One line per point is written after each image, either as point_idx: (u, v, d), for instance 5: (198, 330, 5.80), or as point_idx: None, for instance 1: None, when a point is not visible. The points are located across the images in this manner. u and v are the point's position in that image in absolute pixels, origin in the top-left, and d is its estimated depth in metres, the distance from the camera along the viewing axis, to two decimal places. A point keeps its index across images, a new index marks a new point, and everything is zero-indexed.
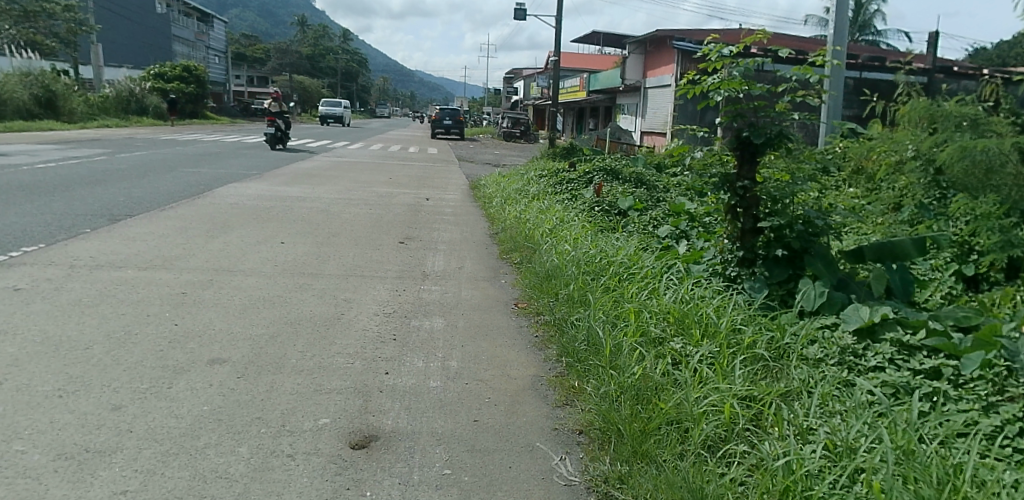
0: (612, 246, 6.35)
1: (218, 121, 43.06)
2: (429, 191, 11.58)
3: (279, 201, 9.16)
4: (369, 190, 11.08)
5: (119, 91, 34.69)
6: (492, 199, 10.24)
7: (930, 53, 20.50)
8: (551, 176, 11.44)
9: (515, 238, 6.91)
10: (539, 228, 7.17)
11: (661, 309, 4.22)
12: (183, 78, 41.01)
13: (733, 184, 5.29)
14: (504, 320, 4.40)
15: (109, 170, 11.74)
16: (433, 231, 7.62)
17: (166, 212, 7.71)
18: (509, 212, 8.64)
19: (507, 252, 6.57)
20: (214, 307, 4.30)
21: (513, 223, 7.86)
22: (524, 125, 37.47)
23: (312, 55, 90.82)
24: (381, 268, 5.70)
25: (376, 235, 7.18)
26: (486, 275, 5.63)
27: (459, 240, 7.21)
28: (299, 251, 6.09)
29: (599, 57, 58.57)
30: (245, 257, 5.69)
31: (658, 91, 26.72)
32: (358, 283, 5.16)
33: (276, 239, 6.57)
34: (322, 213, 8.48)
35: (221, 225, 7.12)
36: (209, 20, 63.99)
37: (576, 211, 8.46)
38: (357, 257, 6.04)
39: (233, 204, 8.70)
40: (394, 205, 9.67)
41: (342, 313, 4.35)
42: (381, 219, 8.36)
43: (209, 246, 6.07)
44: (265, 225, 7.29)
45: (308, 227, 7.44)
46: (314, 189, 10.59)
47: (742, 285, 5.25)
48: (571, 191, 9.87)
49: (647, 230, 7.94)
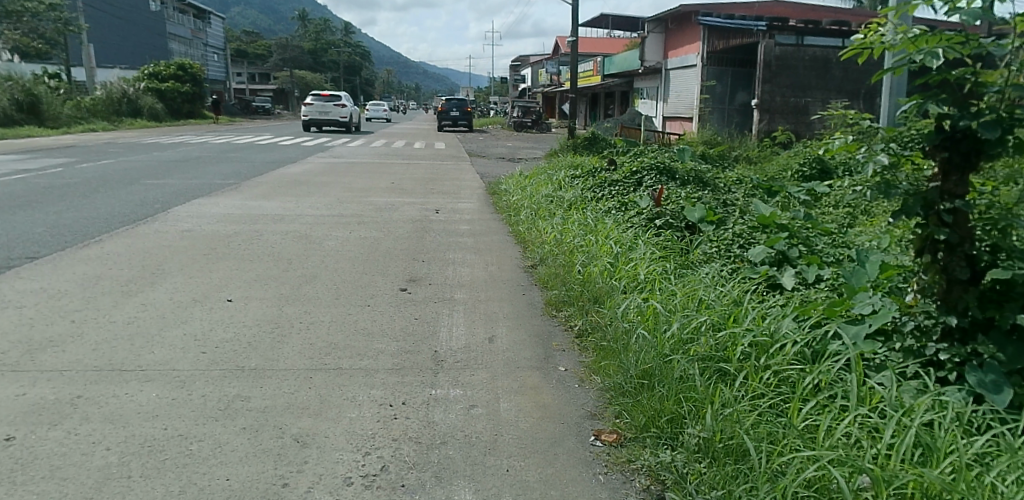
0: (714, 291, 4.39)
1: (215, 121, 40.94)
2: (439, 200, 9.57)
3: (247, 224, 7.17)
4: (363, 202, 9.08)
5: (109, 92, 32.70)
6: (518, 211, 8.17)
7: None
8: (588, 177, 9.31)
9: (566, 277, 4.91)
10: (595, 259, 5.15)
11: (890, 471, 2.21)
12: (178, 78, 38.95)
13: (934, 206, 3.18)
14: (587, 484, 2.40)
15: (53, 186, 9.75)
16: (447, 267, 5.60)
17: (86, 251, 5.71)
18: (547, 230, 6.63)
19: (556, 303, 4.47)
20: (44, 488, 2.28)
21: (553, 250, 5.85)
22: (535, 114, 35.27)
23: (314, 50, 89.08)
24: (368, 350, 3.63)
25: (365, 279, 5.13)
26: (531, 358, 3.60)
27: (484, 282, 5.16)
28: (245, 323, 4.01)
29: (610, 40, 56.29)
30: (156, 342, 3.64)
31: (681, 72, 24.50)
32: (328, 393, 3.09)
33: (217, 295, 4.51)
34: (300, 240, 6.49)
35: (153, 270, 5.13)
36: (206, 16, 61.75)
37: (632, 227, 6.46)
38: (333, 329, 3.95)
39: (186, 230, 6.73)
40: (397, 222, 7.66)
41: (285, 488, 2.32)
42: (377, 246, 6.37)
43: (115, 316, 4.05)
44: (215, 267, 5.28)
45: (276, 265, 5.41)
46: (297, 204, 8.60)
47: (956, 378, 3.16)
48: (620, 196, 7.84)
49: (730, 253, 5.99)
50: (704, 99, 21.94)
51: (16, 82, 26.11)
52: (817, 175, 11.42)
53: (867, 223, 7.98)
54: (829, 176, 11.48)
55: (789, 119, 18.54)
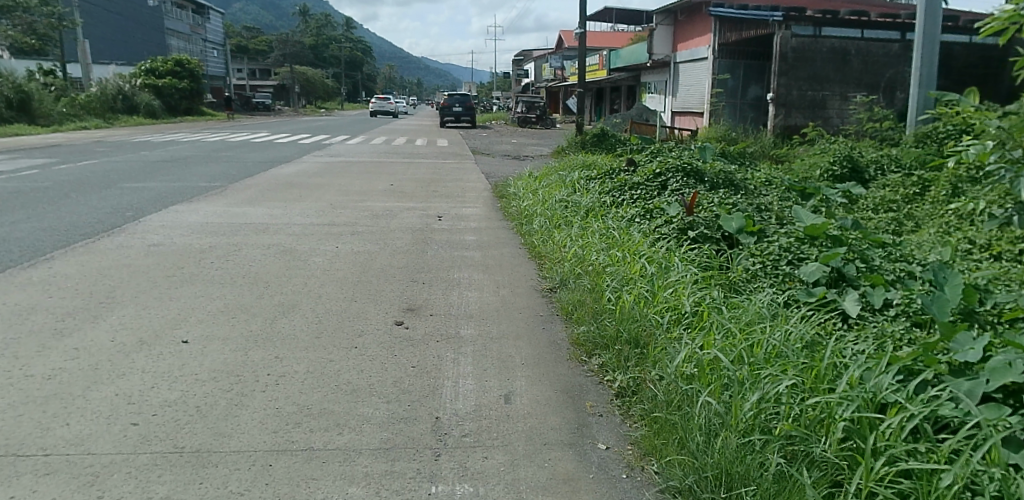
0: (779, 331, 3.58)
1: (213, 117, 40.02)
2: (441, 205, 8.77)
3: (224, 235, 6.37)
4: (358, 207, 8.28)
5: (103, 88, 31.79)
6: (529, 219, 7.34)
7: None
8: (605, 178, 8.47)
9: (595, 308, 4.09)
10: (629, 285, 4.32)
11: None
12: (175, 73, 38.10)
13: None
14: None
15: (21, 190, 8.97)
16: (453, 290, 4.79)
17: (30, 272, 4.90)
18: (565, 244, 5.84)
19: (585, 346, 3.65)
20: None
21: (574, 270, 5.03)
22: (539, 109, 34.40)
23: (315, 45, 88.24)
24: (350, 418, 2.80)
25: (353, 308, 4.30)
26: (560, 428, 2.80)
27: (494, 311, 4.34)
28: (196, 375, 3.18)
29: (615, 34, 55.47)
30: (75, 408, 2.82)
31: (690, 65, 23.62)
32: (291, 493, 2.28)
33: (169, 335, 3.69)
34: (283, 256, 5.68)
35: (99, 297, 4.31)
36: (205, 11, 60.95)
37: (663, 242, 5.64)
38: (309, 385, 3.11)
39: (154, 243, 5.93)
40: (394, 232, 6.88)
41: None
42: (371, 261, 5.57)
43: (36, 367, 3.23)
44: (176, 294, 4.45)
45: (249, 290, 4.60)
46: (285, 211, 7.79)
47: None
48: (644, 201, 7.01)
49: (778, 272, 5.17)
50: (716, 93, 21.04)
51: (6, 77, 25.30)
52: (849, 175, 10.62)
53: (918, 237, 7.21)
54: (860, 176, 10.67)
55: (806, 114, 17.62)
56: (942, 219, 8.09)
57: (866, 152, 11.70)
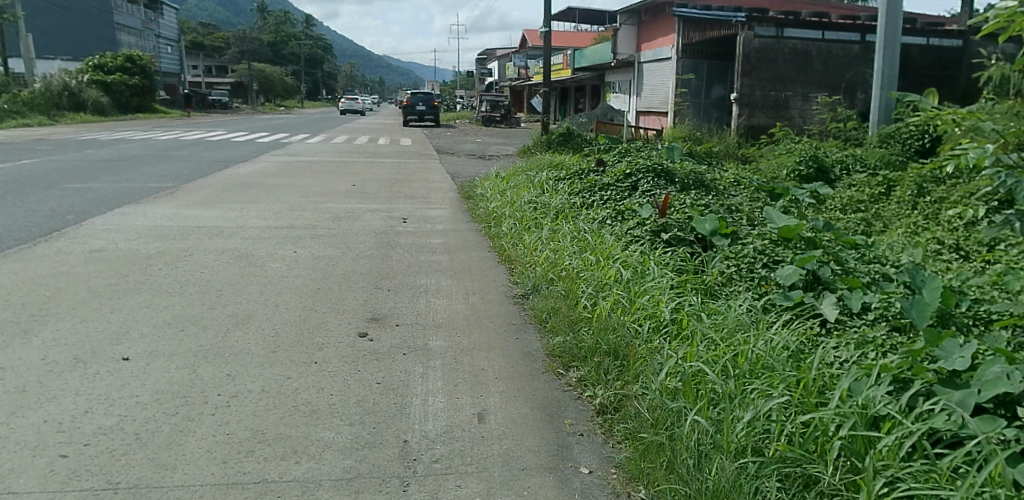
0: (763, 339, 3.43)
1: (167, 115, 38.87)
2: (406, 206, 8.51)
3: (174, 240, 6.02)
4: (318, 209, 7.98)
5: (49, 84, 30.55)
6: (498, 221, 7.13)
7: (967, 14, 17.96)
8: (575, 179, 8.30)
9: (571, 317, 3.89)
10: (604, 292, 4.14)
11: None
12: (126, 70, 36.86)
13: None
14: None
15: None
16: (420, 297, 4.56)
17: None
18: (535, 248, 5.64)
19: (562, 359, 3.45)
20: None
21: (547, 276, 4.83)
22: (503, 109, 34.18)
23: (274, 42, 86.63)
24: (310, 444, 2.55)
25: (313, 319, 4.03)
26: (539, 450, 2.60)
27: (464, 320, 4.11)
28: (137, 398, 2.89)
29: (578, 33, 55.61)
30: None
31: (654, 65, 23.68)
32: None
33: (108, 352, 3.38)
34: (237, 261, 5.37)
35: (31, 310, 3.97)
36: (159, 6, 59.25)
37: (637, 245, 5.48)
38: (264, 406, 2.85)
39: (96, 249, 5.56)
40: (356, 235, 6.61)
41: None
42: (331, 267, 5.31)
43: None
44: (119, 305, 4.13)
45: (199, 299, 4.30)
46: (240, 213, 7.44)
47: None
48: (615, 203, 6.86)
49: (754, 275, 5.04)
50: (681, 93, 21.10)
51: None
52: (814, 175, 10.65)
53: (887, 238, 7.19)
54: (826, 176, 10.72)
55: (769, 114, 17.74)
56: (908, 220, 8.11)
57: (830, 152, 11.76)
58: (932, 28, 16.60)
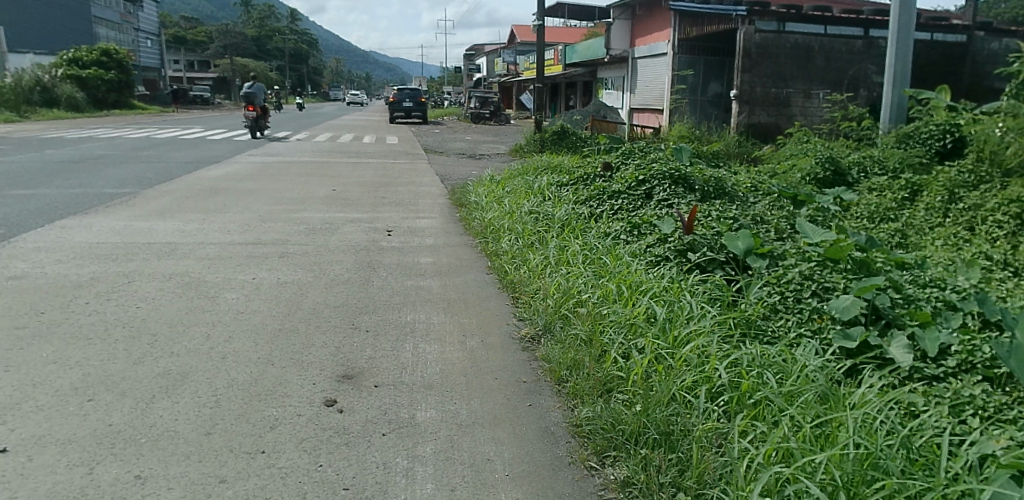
0: (855, 415, 2.60)
1: (145, 111, 37.64)
2: (390, 215, 7.62)
3: (114, 261, 5.11)
4: (292, 219, 7.09)
5: (19, 79, 29.28)
6: (496, 234, 6.28)
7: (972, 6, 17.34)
8: (579, 184, 7.46)
9: (596, 384, 3.04)
10: (632, 343, 3.27)
11: None
12: (101, 64, 35.45)
13: None
14: None
15: None
16: (404, 340, 3.69)
17: None
18: (542, 272, 4.79)
19: (594, 445, 2.61)
20: None
21: (558, 313, 3.97)
22: (493, 105, 33.24)
23: (259, 37, 85.31)
24: None
25: (268, 378, 3.15)
26: None
27: (462, 376, 3.24)
28: None
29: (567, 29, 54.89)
30: None
31: (650, 61, 22.85)
32: None
33: None
34: (185, 290, 4.48)
35: None
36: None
37: (660, 270, 4.63)
38: None
39: (18, 275, 4.64)
40: (330, 251, 5.76)
41: None
42: (297, 297, 4.42)
43: None
44: (19, 359, 3.23)
45: (127, 348, 3.41)
46: (202, 225, 6.55)
47: None
48: (629, 214, 6.04)
49: (803, 306, 4.19)
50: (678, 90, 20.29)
51: None
52: (833, 177, 9.86)
53: (928, 254, 6.34)
54: (843, 179, 9.90)
55: (771, 112, 16.92)
56: (944, 230, 7.31)
57: (845, 153, 10.97)
58: (935, 23, 15.98)
